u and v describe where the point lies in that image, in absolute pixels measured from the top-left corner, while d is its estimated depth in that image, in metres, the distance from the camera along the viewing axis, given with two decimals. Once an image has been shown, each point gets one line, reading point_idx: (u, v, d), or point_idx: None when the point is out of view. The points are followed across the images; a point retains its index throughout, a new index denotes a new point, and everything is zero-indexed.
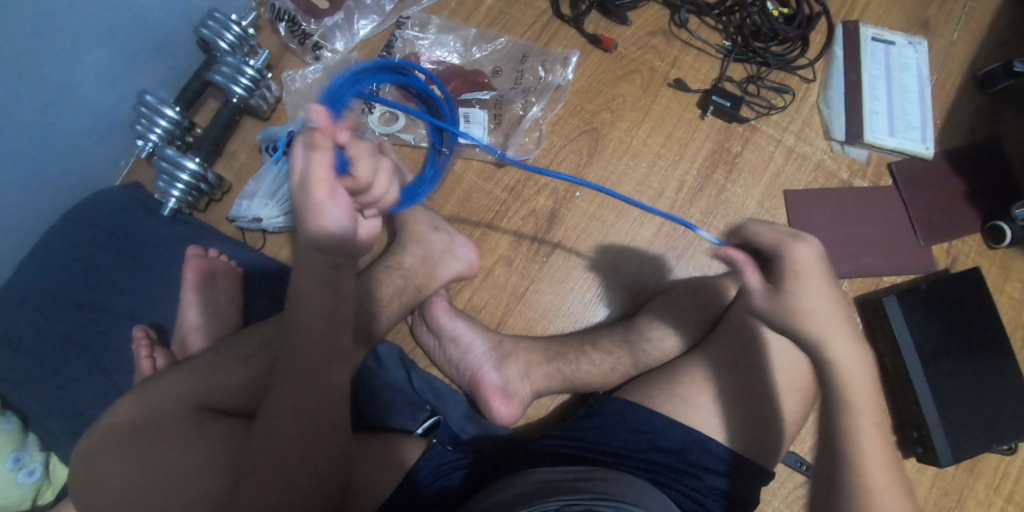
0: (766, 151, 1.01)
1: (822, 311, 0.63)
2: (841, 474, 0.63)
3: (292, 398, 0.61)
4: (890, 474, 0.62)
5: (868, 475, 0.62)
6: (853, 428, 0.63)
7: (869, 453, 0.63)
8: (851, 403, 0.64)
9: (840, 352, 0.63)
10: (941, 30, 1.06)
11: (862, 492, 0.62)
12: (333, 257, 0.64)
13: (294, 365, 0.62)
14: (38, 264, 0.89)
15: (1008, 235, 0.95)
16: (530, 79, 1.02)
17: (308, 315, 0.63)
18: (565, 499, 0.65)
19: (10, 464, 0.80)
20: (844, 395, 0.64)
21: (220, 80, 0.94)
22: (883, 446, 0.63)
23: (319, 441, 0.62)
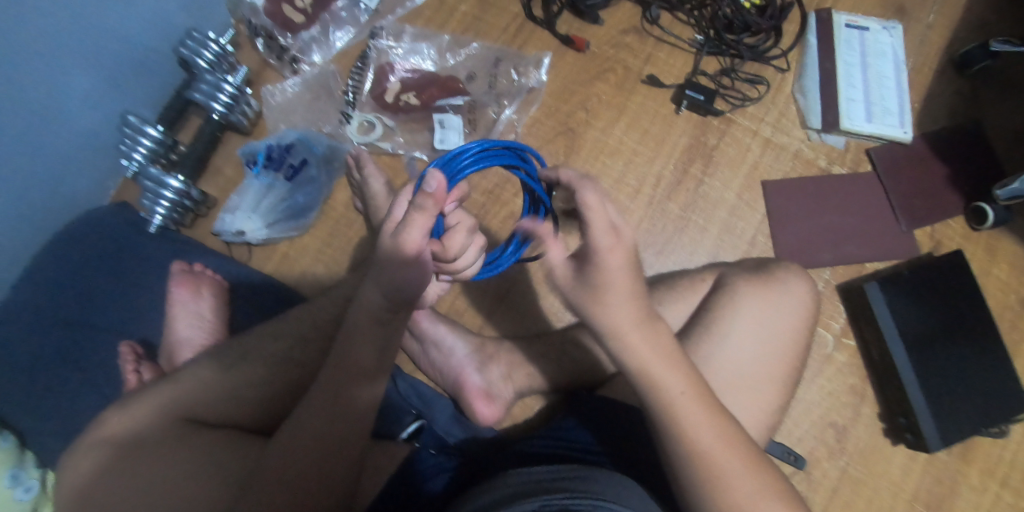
0: (743, 143, 1.01)
1: (612, 304, 0.57)
2: (669, 448, 0.59)
3: (318, 412, 0.60)
4: (724, 435, 0.58)
5: (701, 450, 0.57)
6: (673, 410, 0.58)
7: (698, 430, 0.58)
8: (664, 390, 0.59)
9: (631, 337, 0.58)
10: (917, 14, 1.05)
11: (697, 465, 0.57)
12: (393, 303, 0.59)
13: (329, 382, 0.61)
14: (32, 284, 0.91)
15: (990, 215, 0.94)
16: (504, 82, 1.04)
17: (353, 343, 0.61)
18: (543, 499, 0.64)
19: (9, 481, 0.80)
20: (649, 384, 0.59)
21: (200, 97, 0.97)
22: (709, 412, 0.59)
23: (335, 461, 0.59)
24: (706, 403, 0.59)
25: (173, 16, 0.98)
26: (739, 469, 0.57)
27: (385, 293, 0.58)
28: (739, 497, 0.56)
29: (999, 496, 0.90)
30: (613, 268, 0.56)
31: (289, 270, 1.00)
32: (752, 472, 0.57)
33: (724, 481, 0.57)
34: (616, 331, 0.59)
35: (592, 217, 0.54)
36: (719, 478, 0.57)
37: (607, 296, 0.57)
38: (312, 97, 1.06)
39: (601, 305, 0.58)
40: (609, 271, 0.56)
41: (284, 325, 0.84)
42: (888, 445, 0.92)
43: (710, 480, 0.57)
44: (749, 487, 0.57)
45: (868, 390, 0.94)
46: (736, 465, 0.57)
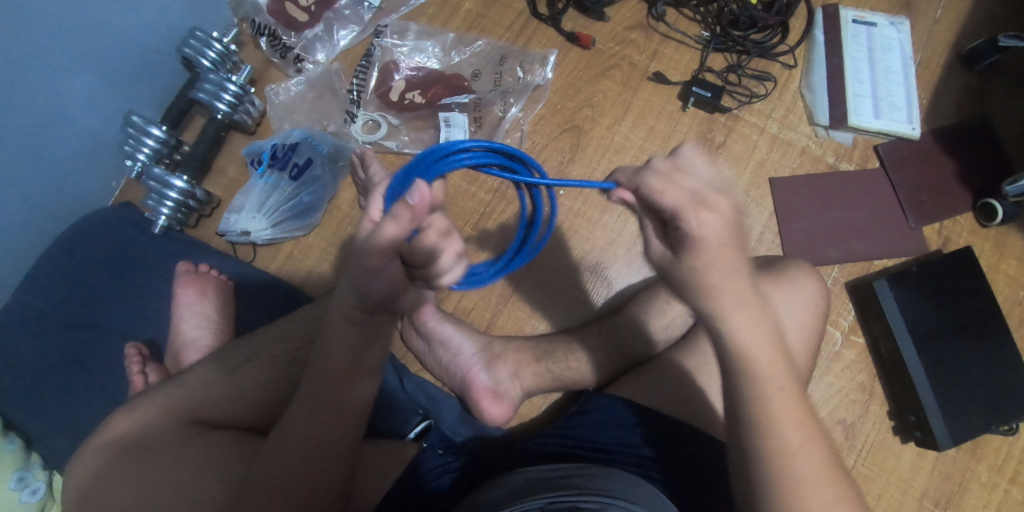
0: (750, 140, 1.01)
1: (717, 285, 0.52)
2: (753, 445, 0.54)
3: (302, 418, 0.60)
4: (811, 441, 0.54)
5: (786, 452, 0.53)
6: (766, 408, 0.54)
7: (788, 432, 0.54)
8: (761, 383, 0.54)
9: (737, 319, 0.53)
10: (924, 8, 1.05)
11: (775, 469, 0.53)
12: (368, 310, 0.56)
13: (314, 385, 0.60)
14: (36, 285, 0.91)
15: (1000, 212, 0.93)
16: (509, 80, 1.03)
17: (332, 346, 0.59)
18: (550, 497, 0.63)
19: (14, 484, 0.80)
20: (751, 372, 0.54)
21: (203, 97, 0.95)
22: (801, 416, 0.54)
23: (326, 466, 0.60)
24: (801, 408, 0.55)
25: (176, 15, 0.97)
26: (818, 480, 0.53)
27: (361, 302, 0.56)
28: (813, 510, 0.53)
29: (1009, 493, 0.90)
30: (718, 251, 0.52)
31: (294, 270, 1.00)
32: (835, 487, 0.54)
33: (801, 490, 0.53)
34: (737, 316, 0.53)
35: (667, 199, 0.52)
36: (797, 485, 0.53)
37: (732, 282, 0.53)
38: (316, 95, 1.06)
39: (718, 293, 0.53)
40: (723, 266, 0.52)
41: (280, 323, 0.84)
42: (896, 442, 0.92)
43: (786, 489, 0.53)
44: (823, 500, 0.53)
45: (876, 387, 0.94)
46: (820, 476, 0.53)
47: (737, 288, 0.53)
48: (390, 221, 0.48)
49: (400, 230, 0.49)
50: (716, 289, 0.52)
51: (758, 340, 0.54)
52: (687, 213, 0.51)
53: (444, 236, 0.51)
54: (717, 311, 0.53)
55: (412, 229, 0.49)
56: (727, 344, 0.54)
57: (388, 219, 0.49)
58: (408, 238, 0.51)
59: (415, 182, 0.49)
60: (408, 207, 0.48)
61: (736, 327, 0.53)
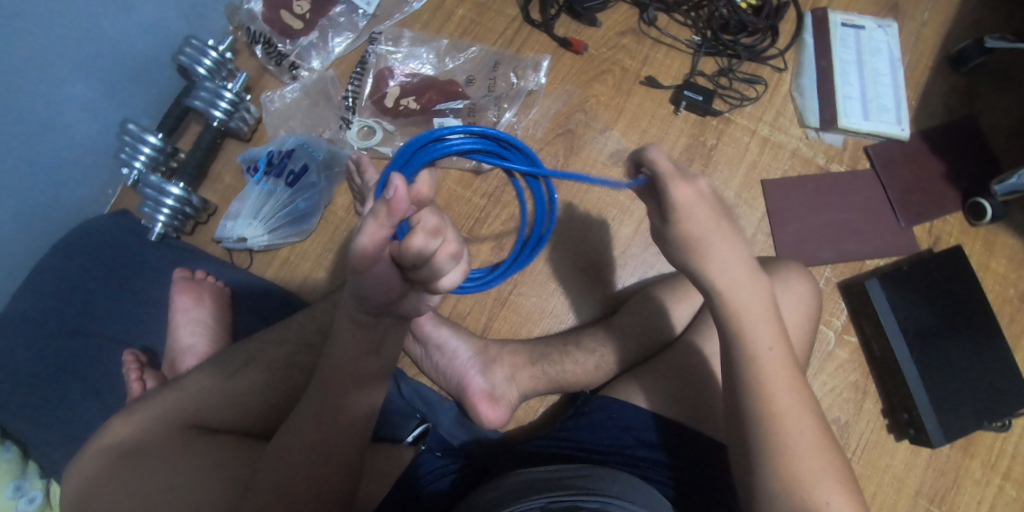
0: (742, 142, 1.02)
1: (712, 252, 0.61)
2: (746, 404, 0.61)
3: (304, 420, 0.61)
4: (798, 404, 0.61)
5: (774, 411, 0.60)
6: (760, 369, 0.61)
7: (780, 389, 0.61)
8: (756, 344, 0.62)
9: (726, 284, 0.62)
10: (911, 11, 1.06)
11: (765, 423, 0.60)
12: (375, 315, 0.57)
13: (317, 386, 0.61)
14: (32, 293, 0.91)
15: (988, 211, 0.95)
16: (503, 85, 1.04)
17: (337, 350, 0.60)
18: (548, 497, 0.64)
19: (11, 492, 0.81)
20: (742, 337, 0.62)
21: (199, 105, 0.96)
22: (790, 381, 0.62)
23: (325, 470, 0.60)
24: (790, 374, 0.62)
25: (172, 24, 0.98)
26: (804, 441, 0.60)
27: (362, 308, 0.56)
28: (797, 466, 0.59)
29: (1002, 489, 0.90)
30: (711, 222, 0.60)
31: (290, 275, 1.00)
32: (820, 448, 0.60)
33: (788, 447, 0.59)
34: (741, 282, 0.62)
35: (662, 167, 0.59)
36: (787, 439, 0.59)
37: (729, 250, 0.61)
38: (311, 102, 1.06)
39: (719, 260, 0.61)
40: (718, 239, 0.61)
41: (277, 327, 0.84)
42: (891, 440, 0.93)
43: (773, 442, 0.59)
44: (808, 462, 0.59)
45: (870, 385, 0.95)
46: (806, 435, 0.60)
47: (727, 255, 0.61)
48: (368, 217, 0.48)
49: (379, 225, 0.48)
50: (709, 255, 0.61)
51: (747, 305, 0.62)
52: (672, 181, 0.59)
53: (431, 234, 0.50)
54: (706, 276, 0.62)
55: (392, 224, 0.48)
56: (720, 307, 0.62)
57: (369, 215, 0.48)
58: (392, 234, 0.50)
59: (390, 177, 0.47)
60: (385, 204, 0.47)
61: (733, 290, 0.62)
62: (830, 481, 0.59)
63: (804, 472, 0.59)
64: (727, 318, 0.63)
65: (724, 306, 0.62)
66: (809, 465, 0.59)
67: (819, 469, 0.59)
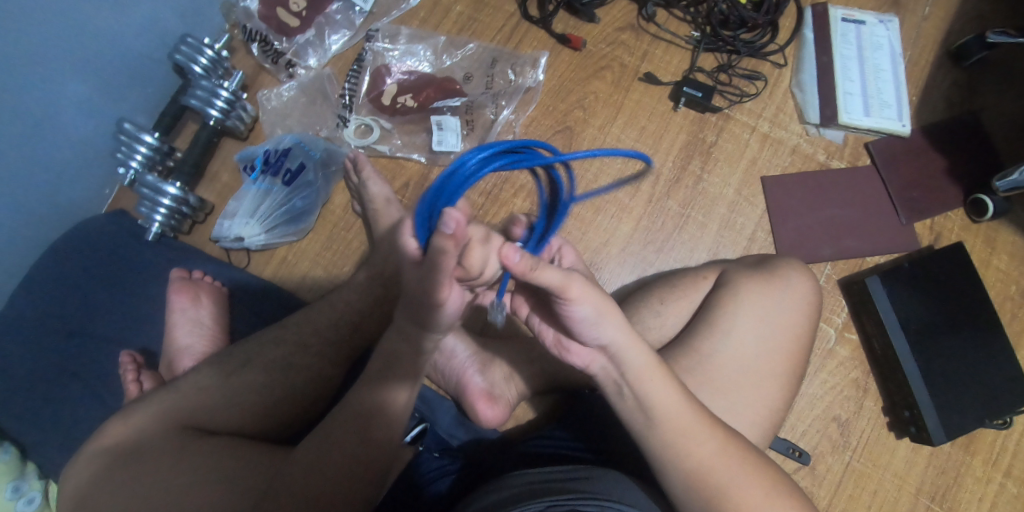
0: (742, 139, 1.01)
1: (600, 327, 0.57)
2: (673, 461, 0.61)
3: (340, 427, 0.61)
4: (720, 445, 0.61)
5: (702, 463, 0.60)
6: (679, 430, 0.60)
7: (702, 441, 0.61)
8: (667, 407, 0.60)
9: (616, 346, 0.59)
10: (912, 6, 1.05)
11: (704, 480, 0.60)
12: (415, 322, 0.60)
13: (355, 401, 0.62)
14: (30, 294, 0.90)
15: (990, 207, 0.94)
16: (501, 82, 1.04)
17: (377, 360, 0.63)
18: (551, 499, 0.62)
19: (10, 494, 0.82)
20: (651, 396, 0.60)
21: (196, 104, 0.95)
22: (709, 424, 0.62)
23: (359, 481, 0.60)
24: (710, 418, 0.62)
25: (168, 23, 0.97)
26: (740, 478, 0.61)
27: (410, 317, 0.60)
28: (742, 503, 0.60)
29: (1003, 486, 0.90)
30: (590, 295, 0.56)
31: (289, 275, 1.00)
32: (759, 476, 0.62)
33: (729, 490, 0.60)
34: (634, 344, 0.59)
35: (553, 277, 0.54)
36: (722, 484, 0.60)
37: (610, 318, 0.58)
38: (308, 101, 1.06)
39: (605, 330, 0.58)
40: (607, 311, 0.57)
41: (271, 329, 0.84)
42: (892, 438, 0.92)
43: (710, 494, 0.60)
44: (749, 499, 0.60)
45: (870, 383, 0.94)
46: (740, 478, 0.61)
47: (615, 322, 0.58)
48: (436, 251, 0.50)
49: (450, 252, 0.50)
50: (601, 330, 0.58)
51: (644, 362, 0.60)
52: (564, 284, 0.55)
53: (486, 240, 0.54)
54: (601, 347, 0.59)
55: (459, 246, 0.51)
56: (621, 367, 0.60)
57: (435, 253, 0.51)
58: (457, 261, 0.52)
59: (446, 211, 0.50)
60: (449, 237, 0.50)
61: (618, 355, 0.59)
62: (780, 503, 0.62)
63: (759, 502, 0.61)
64: (628, 380, 0.60)
65: (625, 370, 0.60)
66: (750, 500, 0.60)
67: (766, 499, 0.61)
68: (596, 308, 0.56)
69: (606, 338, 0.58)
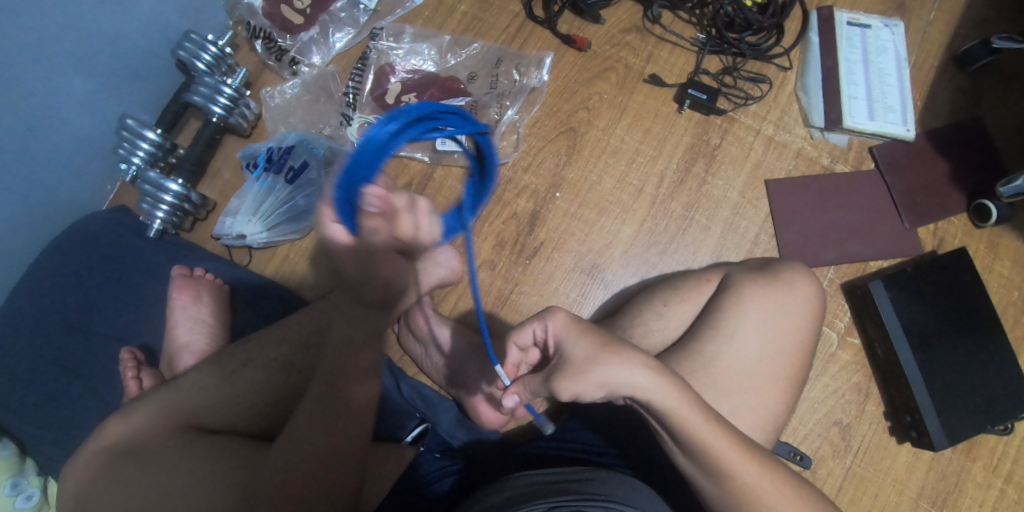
0: (746, 142, 1.01)
1: (616, 385, 0.61)
2: (712, 485, 0.62)
3: (309, 414, 0.63)
4: (760, 467, 0.61)
5: (735, 483, 0.61)
6: (707, 460, 0.61)
7: (738, 465, 0.61)
8: (705, 437, 0.60)
9: (642, 388, 0.61)
10: (917, 10, 1.05)
11: (741, 500, 0.61)
12: (367, 304, 0.66)
13: (319, 392, 0.64)
14: (29, 289, 0.90)
15: (993, 213, 0.94)
16: (505, 83, 1.03)
17: (339, 355, 0.66)
18: (553, 501, 0.62)
19: (9, 490, 0.81)
20: (688, 427, 0.61)
21: (198, 100, 0.94)
22: (739, 447, 0.61)
23: (334, 461, 0.62)
24: (745, 441, 0.62)
25: (171, 19, 0.97)
26: (777, 498, 0.61)
27: (359, 301, 0.66)
28: None
29: (1004, 492, 0.90)
30: (590, 367, 0.60)
31: (290, 273, 1.00)
32: (791, 495, 0.62)
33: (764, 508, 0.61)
34: (653, 392, 0.61)
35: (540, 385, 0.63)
36: (761, 504, 0.61)
37: (616, 379, 0.60)
38: (311, 98, 1.05)
39: (613, 391, 0.61)
40: (604, 378, 0.60)
41: (273, 325, 0.85)
42: (893, 442, 0.92)
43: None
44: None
45: (872, 388, 0.94)
46: (779, 496, 0.61)
47: (628, 375, 0.61)
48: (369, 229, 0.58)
49: (377, 226, 0.58)
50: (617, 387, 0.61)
51: (671, 399, 0.61)
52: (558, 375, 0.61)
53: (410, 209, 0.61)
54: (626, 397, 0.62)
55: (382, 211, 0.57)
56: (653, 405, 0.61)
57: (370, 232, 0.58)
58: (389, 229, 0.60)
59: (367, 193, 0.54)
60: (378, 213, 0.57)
61: (645, 398, 0.61)
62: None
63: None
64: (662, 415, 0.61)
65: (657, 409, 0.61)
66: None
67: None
68: (599, 376, 0.60)
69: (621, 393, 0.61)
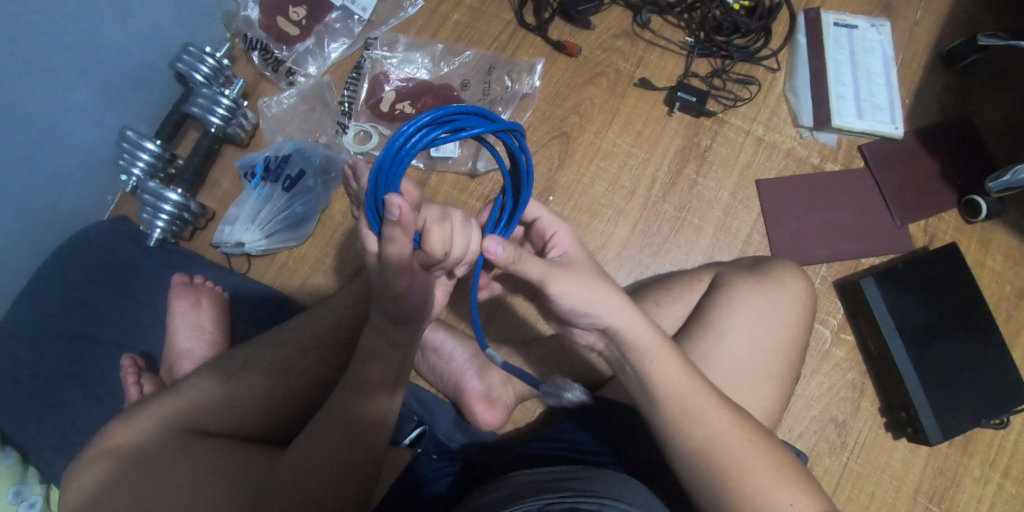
0: (737, 143, 1.02)
1: (596, 299, 0.62)
2: (676, 439, 0.61)
3: (331, 427, 0.61)
4: (728, 419, 0.61)
5: (709, 438, 0.60)
6: (680, 405, 0.61)
7: (708, 413, 0.60)
8: (673, 383, 0.61)
9: (616, 317, 0.63)
10: (903, 11, 1.06)
11: (705, 453, 0.59)
12: (393, 318, 0.61)
13: (344, 404, 0.62)
14: (32, 298, 0.91)
15: (983, 208, 0.95)
16: (498, 89, 1.05)
17: (363, 364, 0.64)
18: (547, 498, 0.63)
19: (11, 498, 0.80)
20: (654, 372, 0.62)
21: (197, 111, 0.96)
22: (714, 397, 0.62)
23: (352, 472, 0.60)
24: (716, 395, 0.62)
25: (169, 32, 0.99)
26: (746, 458, 0.59)
27: (385, 314, 0.61)
28: (749, 482, 0.59)
29: (1002, 487, 0.90)
30: (576, 276, 0.62)
31: (288, 280, 1.01)
32: (766, 457, 0.60)
33: (736, 467, 0.59)
34: (627, 325, 0.63)
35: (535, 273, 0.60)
36: (727, 461, 0.59)
37: (602, 302, 0.62)
38: (308, 108, 1.07)
39: (584, 316, 0.63)
40: (568, 293, 0.62)
41: (273, 331, 0.87)
42: (889, 438, 0.92)
43: (718, 469, 0.59)
44: (757, 476, 0.59)
45: (867, 385, 0.95)
46: (744, 450, 0.59)
47: (600, 289, 0.63)
48: (387, 240, 0.53)
49: (398, 234, 0.53)
50: (595, 299, 0.62)
51: (640, 336, 0.63)
52: (548, 281, 0.61)
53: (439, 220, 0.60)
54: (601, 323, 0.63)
55: (401, 221, 0.52)
56: (620, 339, 0.63)
57: (391, 238, 0.53)
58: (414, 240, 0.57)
59: (389, 199, 0.52)
60: (397, 223, 0.52)
61: (615, 333, 0.64)
62: (793, 486, 0.60)
63: (765, 484, 0.59)
64: (630, 355, 0.63)
65: (627, 346, 0.63)
66: (757, 477, 0.59)
67: (772, 479, 0.59)
68: (580, 286, 0.62)
69: (595, 323, 0.64)
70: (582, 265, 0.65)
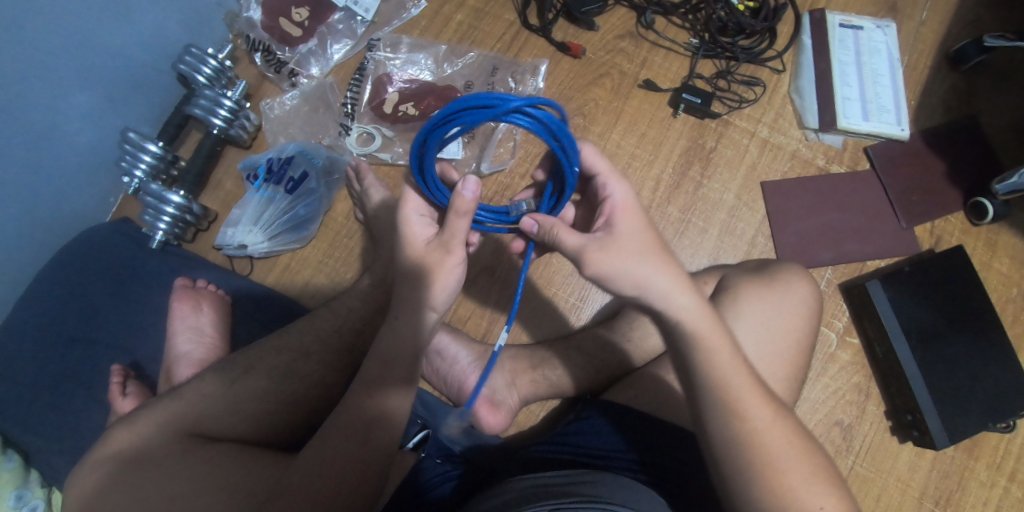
0: (741, 145, 1.02)
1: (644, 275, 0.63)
2: (716, 426, 0.60)
3: (342, 427, 0.61)
4: (771, 414, 0.60)
5: (750, 429, 0.59)
6: (726, 393, 0.60)
7: (752, 403, 0.60)
8: (720, 371, 0.60)
9: (677, 302, 0.62)
10: (909, 11, 1.06)
11: (745, 444, 0.59)
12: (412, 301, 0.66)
13: (355, 404, 0.62)
14: (33, 300, 0.91)
15: (990, 210, 0.94)
16: (502, 90, 1.05)
17: (374, 360, 0.65)
18: (555, 503, 0.63)
19: (12, 502, 0.81)
20: (707, 356, 0.61)
21: (199, 113, 0.95)
22: (758, 391, 0.61)
23: (360, 475, 0.59)
24: (761, 390, 0.61)
25: (172, 33, 0.98)
26: (786, 456, 0.59)
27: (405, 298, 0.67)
28: (784, 480, 0.58)
29: (1008, 490, 0.90)
30: (617, 254, 0.63)
31: (291, 282, 1.00)
32: (801, 460, 0.59)
33: (772, 463, 0.58)
34: (676, 307, 0.62)
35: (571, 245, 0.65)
36: (766, 455, 0.58)
37: (643, 283, 0.63)
38: (310, 109, 1.07)
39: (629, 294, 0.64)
40: (606, 269, 0.63)
41: (275, 334, 0.85)
42: (894, 442, 0.92)
43: (757, 461, 0.58)
44: (794, 474, 0.58)
45: (873, 388, 0.94)
46: (780, 445, 0.59)
47: (650, 266, 0.63)
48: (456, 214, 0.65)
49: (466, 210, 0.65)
50: (637, 277, 0.63)
51: (695, 319, 0.62)
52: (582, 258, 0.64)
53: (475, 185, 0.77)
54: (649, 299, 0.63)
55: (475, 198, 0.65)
56: (672, 319, 0.62)
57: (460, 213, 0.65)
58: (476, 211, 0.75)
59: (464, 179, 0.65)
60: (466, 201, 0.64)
61: (672, 312, 0.62)
62: (825, 490, 0.59)
63: (795, 486, 0.58)
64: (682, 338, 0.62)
65: (677, 327, 0.62)
66: (792, 476, 0.58)
67: (805, 481, 0.59)
68: (619, 261, 0.63)
69: (644, 300, 0.63)
70: (633, 242, 0.64)
